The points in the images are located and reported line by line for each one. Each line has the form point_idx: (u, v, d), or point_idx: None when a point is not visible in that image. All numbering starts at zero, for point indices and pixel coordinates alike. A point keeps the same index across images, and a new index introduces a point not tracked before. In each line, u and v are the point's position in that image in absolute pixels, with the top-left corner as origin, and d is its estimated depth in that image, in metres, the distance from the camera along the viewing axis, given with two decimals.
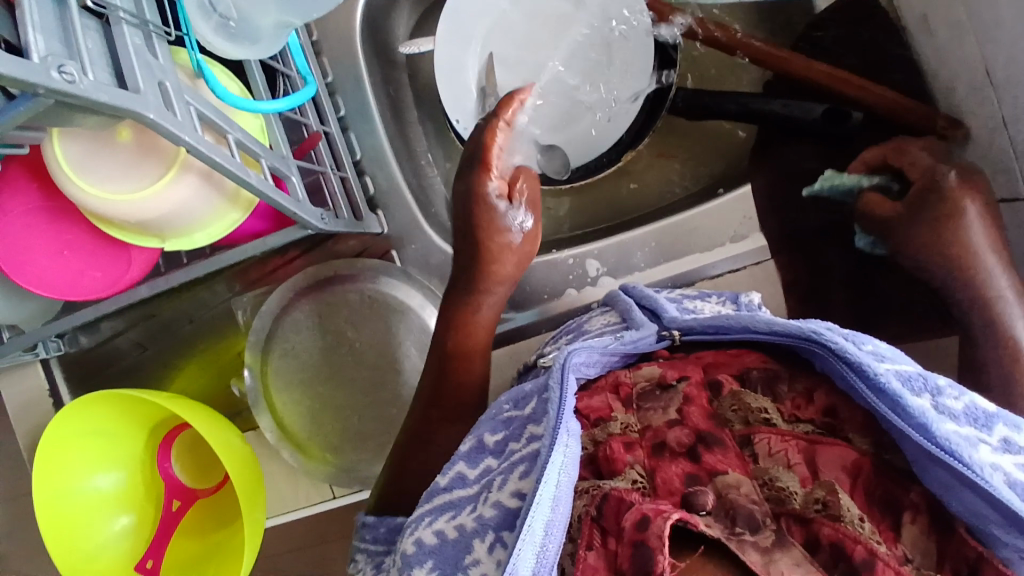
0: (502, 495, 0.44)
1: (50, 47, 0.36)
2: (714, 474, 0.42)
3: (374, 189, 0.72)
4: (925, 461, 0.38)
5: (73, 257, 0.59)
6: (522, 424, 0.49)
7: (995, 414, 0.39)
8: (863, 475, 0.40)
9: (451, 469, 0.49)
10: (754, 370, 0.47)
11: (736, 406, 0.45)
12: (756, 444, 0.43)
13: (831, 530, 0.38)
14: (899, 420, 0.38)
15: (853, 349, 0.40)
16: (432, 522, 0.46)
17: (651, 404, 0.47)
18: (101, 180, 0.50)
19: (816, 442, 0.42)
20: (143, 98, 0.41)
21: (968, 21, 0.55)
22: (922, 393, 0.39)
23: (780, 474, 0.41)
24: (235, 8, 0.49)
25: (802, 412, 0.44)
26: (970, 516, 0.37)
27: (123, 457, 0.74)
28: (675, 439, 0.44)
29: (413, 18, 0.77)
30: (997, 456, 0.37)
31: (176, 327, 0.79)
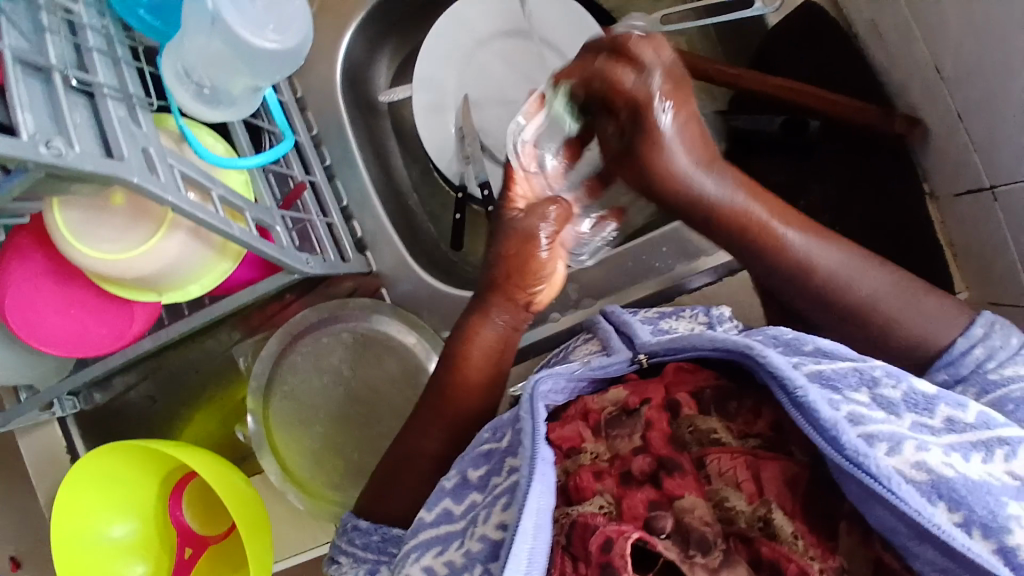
0: (486, 527, 0.44)
1: (38, 125, 0.40)
2: (674, 498, 0.44)
3: (361, 233, 0.75)
4: (839, 475, 0.40)
5: (80, 314, 0.63)
6: (501, 457, 0.49)
7: (936, 396, 0.42)
8: (799, 484, 0.43)
9: (437, 504, 0.49)
10: (707, 389, 0.48)
11: (693, 429, 0.47)
12: (709, 464, 0.45)
13: (769, 549, 0.41)
14: (816, 434, 0.39)
15: (779, 362, 0.41)
16: (419, 558, 0.46)
17: (618, 430, 0.47)
18: (97, 241, 0.53)
19: (761, 457, 0.44)
20: (127, 164, 0.44)
21: (914, 21, 0.56)
22: (859, 388, 0.42)
23: (729, 495, 0.43)
24: (207, 76, 0.51)
25: (752, 428, 0.46)
26: (885, 528, 0.39)
27: (136, 507, 0.76)
28: (638, 468, 0.45)
29: (392, 67, 0.81)
30: (923, 452, 0.39)
31: (183, 377, 0.82)
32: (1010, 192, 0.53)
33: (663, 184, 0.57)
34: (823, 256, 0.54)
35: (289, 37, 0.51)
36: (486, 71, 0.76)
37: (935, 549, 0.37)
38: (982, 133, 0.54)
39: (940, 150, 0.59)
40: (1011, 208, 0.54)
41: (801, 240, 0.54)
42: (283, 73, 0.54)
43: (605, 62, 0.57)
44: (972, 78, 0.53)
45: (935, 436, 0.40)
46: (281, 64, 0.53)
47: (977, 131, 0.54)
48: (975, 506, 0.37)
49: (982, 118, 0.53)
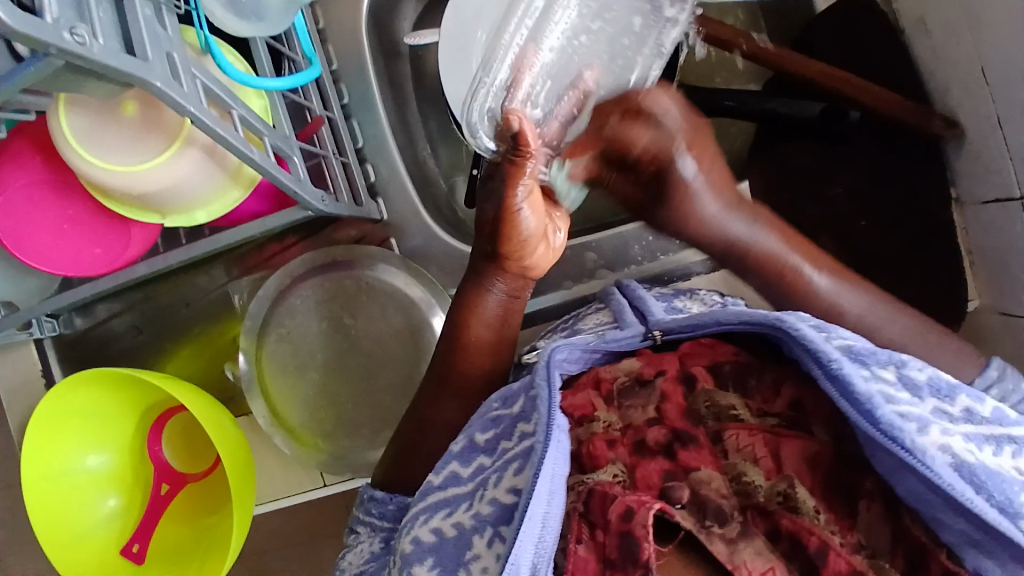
0: (498, 492, 0.44)
1: (63, 10, 0.37)
2: (689, 470, 0.43)
3: (375, 177, 0.72)
4: (870, 447, 0.39)
5: (73, 232, 0.60)
6: (512, 423, 0.47)
7: (957, 386, 0.41)
8: (821, 466, 0.42)
9: (443, 468, 0.47)
10: (725, 364, 0.47)
11: (709, 403, 0.46)
12: (727, 439, 0.44)
13: (791, 521, 0.41)
14: (848, 404, 0.39)
15: (812, 335, 0.40)
16: (428, 521, 0.45)
17: (632, 401, 0.47)
18: (103, 152, 0.50)
19: (781, 435, 0.43)
20: (150, 66, 0.41)
21: (965, 23, 0.55)
22: (886, 366, 0.41)
23: (747, 470, 0.43)
24: None
25: (770, 407, 0.45)
26: (914, 500, 0.39)
27: (114, 438, 0.74)
28: (653, 438, 0.44)
29: (418, 7, 0.77)
30: (947, 436, 0.38)
31: (173, 310, 0.79)
32: None
33: (695, 235, 0.58)
34: (846, 299, 0.55)
35: None
36: None
37: (968, 521, 0.37)
38: (1021, 143, 0.54)
39: (973, 154, 0.59)
40: None
41: (827, 284, 0.55)
42: None
43: (615, 126, 0.57)
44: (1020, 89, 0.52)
45: (954, 422, 0.39)
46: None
47: (1017, 142, 0.54)
48: (996, 491, 0.37)
49: None
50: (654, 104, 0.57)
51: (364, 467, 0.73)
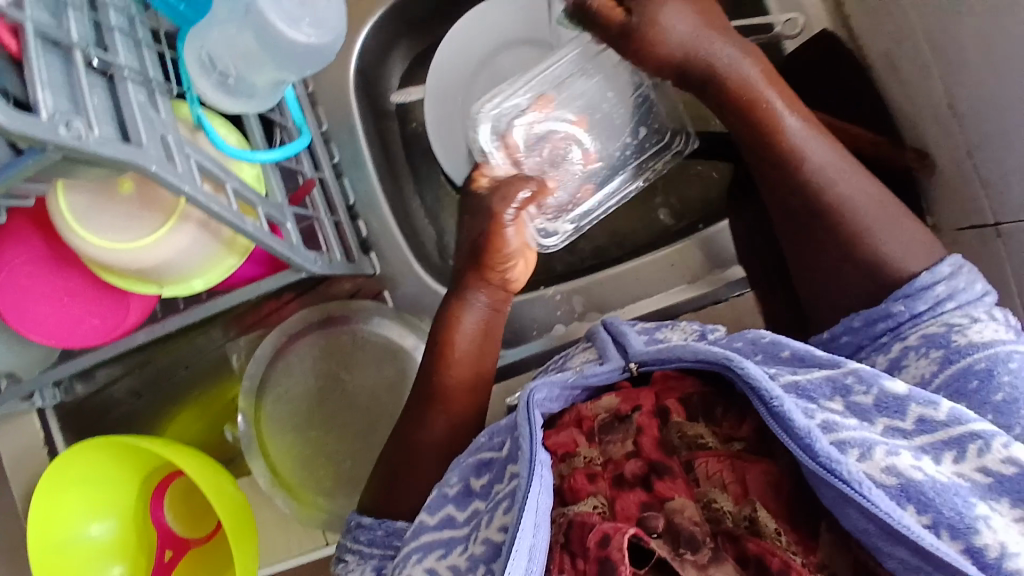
0: (489, 531, 0.43)
1: (59, 106, 0.39)
2: (665, 500, 0.43)
3: (367, 232, 0.74)
4: (813, 480, 0.40)
5: (73, 304, 0.61)
6: (502, 465, 0.47)
7: (907, 397, 0.42)
8: (784, 488, 0.43)
9: (438, 509, 0.47)
10: (695, 395, 0.47)
11: (681, 434, 0.46)
12: (697, 468, 0.45)
13: (755, 544, 0.41)
14: (789, 441, 0.39)
15: (756, 373, 0.41)
16: (422, 561, 0.45)
17: (611, 436, 0.47)
18: (101, 230, 0.52)
19: (744, 460, 0.44)
20: (145, 152, 0.43)
21: (931, 58, 0.57)
22: (832, 398, 0.43)
23: (716, 496, 0.43)
24: (233, 67, 0.51)
25: (737, 432, 0.46)
26: (857, 530, 0.39)
27: (115, 505, 0.73)
28: (631, 471, 0.45)
29: (404, 67, 0.80)
30: (892, 456, 0.39)
31: (173, 372, 0.80)
32: (1016, 229, 0.54)
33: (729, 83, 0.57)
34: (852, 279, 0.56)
35: (324, 32, 0.52)
36: (496, 76, 0.76)
37: (909, 550, 0.37)
38: (990, 170, 0.55)
39: (946, 184, 0.60)
40: (1012, 243, 0.55)
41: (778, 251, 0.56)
42: (313, 67, 0.54)
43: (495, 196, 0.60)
44: (986, 121, 0.54)
45: (907, 440, 0.41)
46: (317, 57, 0.53)
47: (989, 171, 0.55)
48: (946, 509, 0.38)
49: (995, 157, 0.54)
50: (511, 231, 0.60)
51: None
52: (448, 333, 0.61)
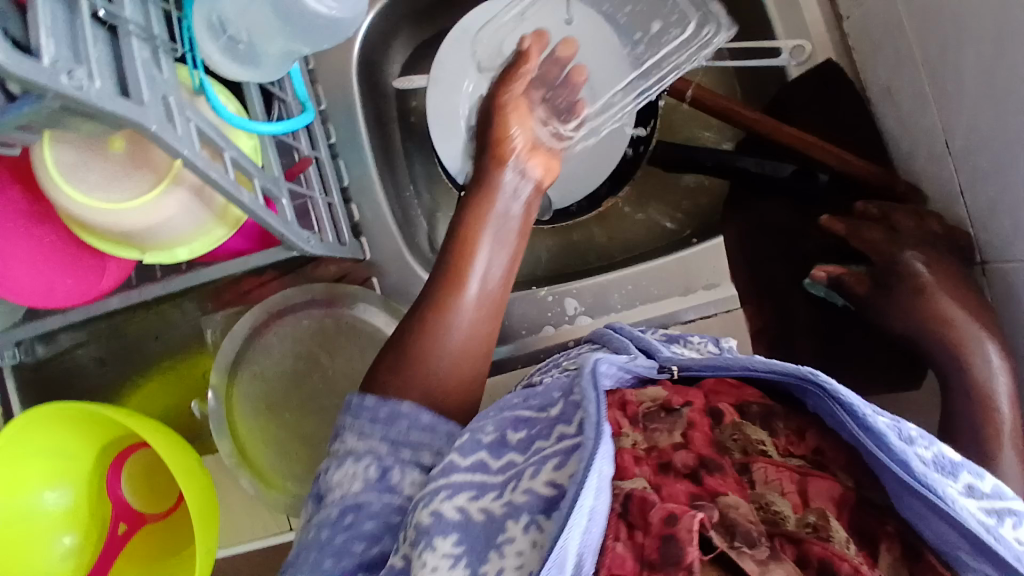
0: (533, 483, 0.42)
1: (60, 52, 0.37)
2: (716, 494, 0.41)
3: (359, 216, 0.72)
4: (897, 493, 0.39)
5: (46, 264, 0.58)
6: (549, 425, 0.45)
7: (961, 462, 0.40)
8: (849, 506, 0.41)
9: (472, 452, 0.45)
10: (754, 405, 0.46)
11: (737, 436, 0.45)
12: (754, 471, 0.43)
13: (821, 549, 0.38)
14: (883, 456, 0.38)
15: (845, 390, 0.40)
16: (451, 498, 0.43)
17: (657, 425, 0.46)
18: (87, 187, 0.49)
19: (808, 474, 0.42)
20: (146, 110, 0.41)
21: (931, 92, 0.59)
22: (899, 436, 0.39)
23: (775, 500, 0.41)
24: (245, 31, 0.49)
25: (795, 448, 0.44)
26: (940, 542, 0.38)
27: (72, 473, 0.70)
28: (680, 461, 0.44)
29: (408, 52, 0.79)
30: (964, 497, 0.38)
31: (143, 342, 0.77)
32: (1003, 269, 0.56)
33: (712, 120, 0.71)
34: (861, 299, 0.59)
35: (346, 7, 0.50)
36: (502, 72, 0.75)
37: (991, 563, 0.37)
38: (980, 209, 0.57)
39: None
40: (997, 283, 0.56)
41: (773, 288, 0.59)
42: (327, 41, 0.53)
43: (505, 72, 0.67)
44: (981, 157, 0.55)
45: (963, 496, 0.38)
46: (333, 33, 0.52)
47: (978, 207, 0.57)
48: (1011, 546, 0.36)
49: (987, 195, 0.55)
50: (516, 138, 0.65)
51: None
52: (462, 264, 0.58)
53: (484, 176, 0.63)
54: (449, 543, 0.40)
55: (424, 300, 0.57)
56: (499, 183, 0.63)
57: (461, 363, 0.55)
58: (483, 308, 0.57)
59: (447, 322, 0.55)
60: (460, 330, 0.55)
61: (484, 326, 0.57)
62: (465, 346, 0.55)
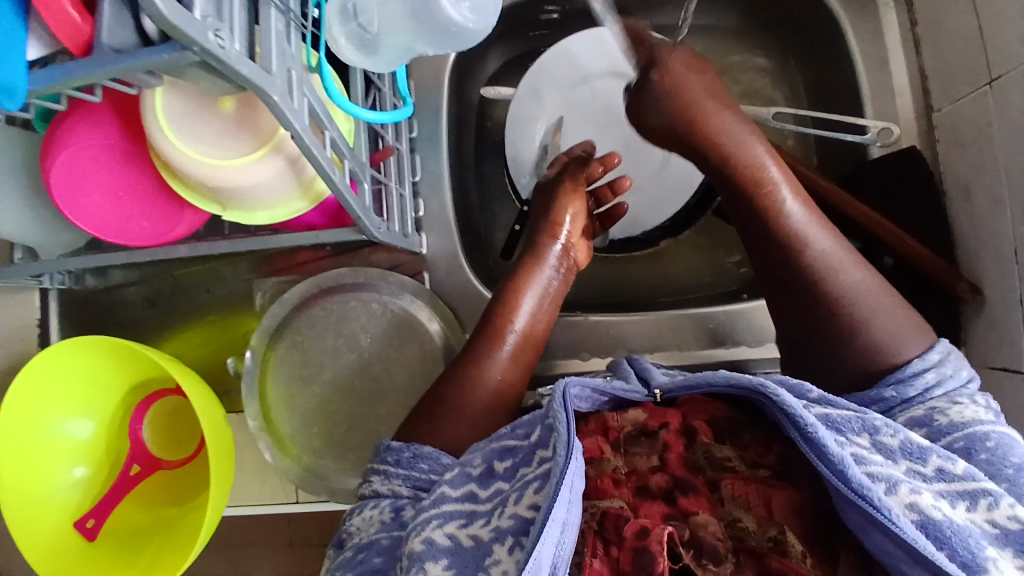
0: (518, 507, 0.45)
1: (210, 11, 0.38)
2: (688, 514, 0.46)
3: (423, 211, 0.74)
4: (841, 504, 0.42)
5: (127, 201, 0.60)
6: (530, 451, 0.49)
7: (929, 447, 0.44)
8: (807, 516, 0.46)
9: (460, 484, 0.48)
10: (721, 419, 0.50)
11: (707, 454, 0.49)
12: (723, 488, 0.47)
13: (779, 563, 0.44)
14: (823, 466, 0.41)
15: (792, 401, 0.42)
16: (441, 526, 0.45)
17: (636, 449, 0.50)
18: (193, 141, 0.51)
19: (769, 486, 0.47)
20: (272, 79, 0.42)
21: (1008, 198, 0.58)
22: (860, 433, 0.45)
23: (741, 515, 0.46)
24: (375, 23, 0.51)
25: (762, 460, 0.48)
26: (880, 552, 0.41)
27: (100, 405, 0.72)
28: (655, 484, 0.48)
29: (498, 63, 0.81)
30: (915, 492, 0.42)
31: (191, 291, 0.79)
32: None
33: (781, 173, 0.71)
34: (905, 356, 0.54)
35: (476, 19, 0.52)
36: (587, 99, 0.76)
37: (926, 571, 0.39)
38: None
39: (989, 323, 0.62)
40: None
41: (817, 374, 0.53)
42: (450, 48, 0.55)
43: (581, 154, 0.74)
44: None
45: (926, 483, 0.43)
46: (459, 40, 0.54)
47: None
48: (959, 547, 0.40)
49: None
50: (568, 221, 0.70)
51: (340, 493, 0.72)
52: (503, 323, 0.64)
53: (537, 245, 0.69)
54: (440, 567, 0.43)
55: (479, 332, 0.65)
56: (549, 255, 0.69)
57: (498, 403, 0.62)
58: (522, 354, 0.65)
59: (487, 362, 0.63)
60: (498, 368, 0.63)
61: (517, 380, 0.64)
62: (500, 385, 0.62)
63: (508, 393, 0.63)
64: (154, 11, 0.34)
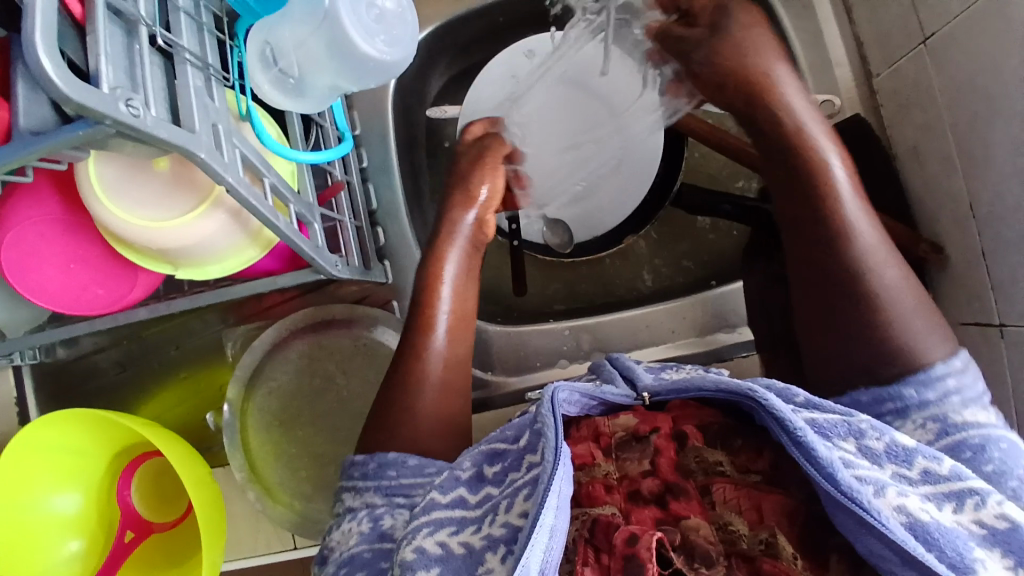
0: (509, 516, 0.43)
1: (119, 80, 0.38)
2: (679, 518, 0.44)
3: (384, 240, 0.73)
4: (831, 506, 0.40)
5: (80, 271, 0.58)
6: (520, 457, 0.47)
7: (915, 449, 0.42)
8: (799, 520, 0.43)
9: (450, 489, 0.46)
10: (714, 424, 0.48)
11: (698, 458, 0.46)
12: (714, 493, 0.45)
13: (771, 566, 0.41)
14: (812, 469, 0.39)
15: (780, 405, 0.41)
16: (432, 534, 0.43)
17: (628, 453, 0.48)
18: (130, 204, 0.50)
19: (760, 490, 0.44)
20: (197, 138, 0.42)
21: (957, 155, 0.59)
22: (846, 437, 0.42)
23: (732, 519, 0.43)
24: (296, 66, 0.51)
25: (754, 464, 0.46)
26: (873, 556, 0.39)
27: (86, 476, 0.71)
28: (647, 488, 0.46)
29: (440, 83, 0.81)
30: (902, 497, 0.39)
31: (163, 348, 0.78)
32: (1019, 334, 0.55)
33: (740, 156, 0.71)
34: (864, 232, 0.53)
35: (396, 50, 0.54)
36: None
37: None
38: (1002, 276, 0.56)
39: (954, 281, 0.62)
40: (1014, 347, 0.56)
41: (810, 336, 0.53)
42: (374, 83, 0.55)
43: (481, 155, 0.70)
44: (1003, 226, 0.55)
45: (913, 486, 0.40)
46: (382, 74, 0.54)
47: (1000, 275, 0.57)
48: (947, 549, 0.37)
49: (1008, 262, 0.55)
50: (485, 190, 0.67)
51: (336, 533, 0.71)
52: (430, 296, 0.62)
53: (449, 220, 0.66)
54: None
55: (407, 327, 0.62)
56: (462, 226, 0.66)
57: (443, 401, 0.59)
58: (457, 337, 0.62)
59: (421, 352, 0.60)
60: (434, 360, 0.60)
61: (459, 370, 0.61)
62: (446, 380, 0.59)
63: (455, 383, 0.60)
64: (56, 92, 0.33)
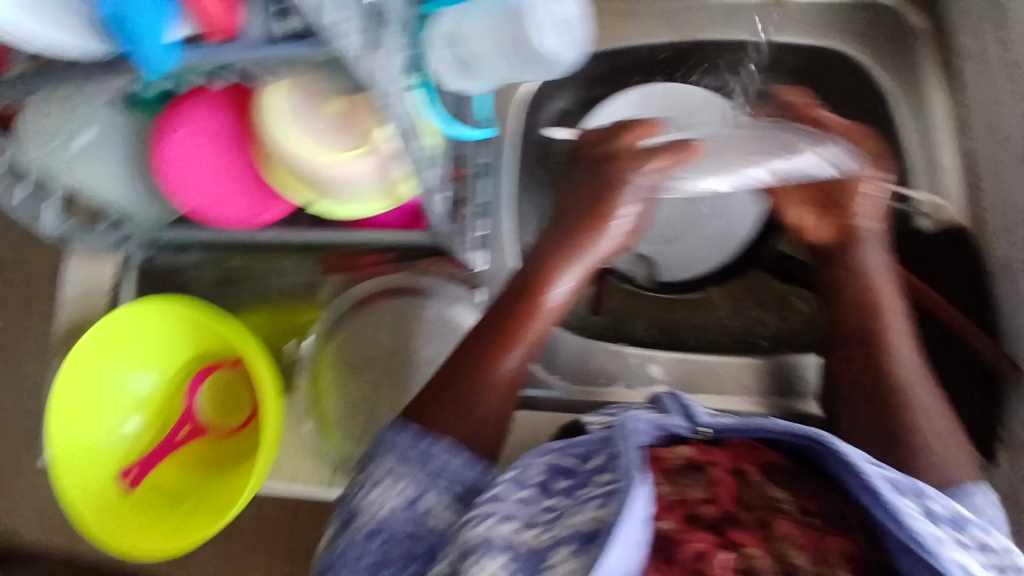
0: (579, 520, 0.44)
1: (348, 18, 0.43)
2: (737, 545, 0.45)
3: (483, 230, 0.79)
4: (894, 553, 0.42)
5: (230, 184, 0.64)
6: (589, 476, 0.47)
7: (970, 519, 0.44)
8: (863, 566, 0.44)
9: (517, 492, 0.48)
10: (776, 465, 0.48)
11: (759, 496, 0.47)
12: (774, 528, 0.45)
13: None
14: (880, 514, 0.41)
15: (854, 456, 0.42)
16: (498, 527, 0.45)
17: (686, 480, 0.49)
18: (302, 132, 0.56)
19: (824, 532, 0.45)
20: (390, 86, 0.47)
21: None
22: (913, 495, 0.44)
23: (791, 551, 0.44)
24: (470, 50, 0.54)
25: (811, 506, 0.47)
26: None
27: (166, 366, 0.79)
28: (707, 514, 0.47)
29: (566, 106, 0.87)
30: (965, 556, 0.41)
31: (260, 277, 0.85)
32: None
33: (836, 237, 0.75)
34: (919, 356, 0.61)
35: (567, 50, 0.56)
36: None
37: None
38: None
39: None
40: None
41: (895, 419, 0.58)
42: (535, 76, 0.59)
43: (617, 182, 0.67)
44: None
45: (972, 551, 0.42)
46: (547, 69, 0.57)
47: None
48: None
49: None
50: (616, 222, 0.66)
51: None
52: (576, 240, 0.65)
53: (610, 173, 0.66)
54: (496, 565, 0.43)
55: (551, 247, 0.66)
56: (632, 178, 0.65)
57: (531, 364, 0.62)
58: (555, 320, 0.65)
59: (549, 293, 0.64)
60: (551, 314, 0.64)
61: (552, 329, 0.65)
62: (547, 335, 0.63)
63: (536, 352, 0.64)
64: None
